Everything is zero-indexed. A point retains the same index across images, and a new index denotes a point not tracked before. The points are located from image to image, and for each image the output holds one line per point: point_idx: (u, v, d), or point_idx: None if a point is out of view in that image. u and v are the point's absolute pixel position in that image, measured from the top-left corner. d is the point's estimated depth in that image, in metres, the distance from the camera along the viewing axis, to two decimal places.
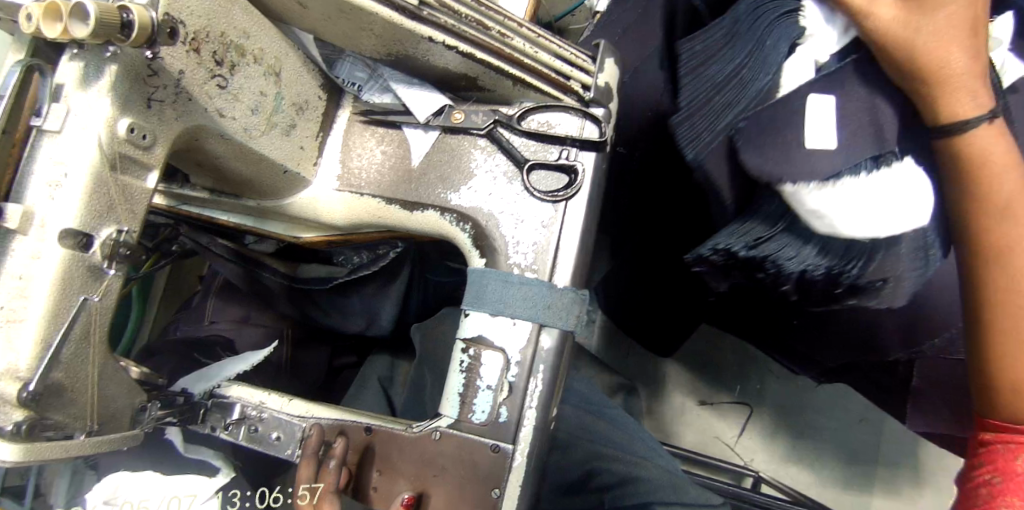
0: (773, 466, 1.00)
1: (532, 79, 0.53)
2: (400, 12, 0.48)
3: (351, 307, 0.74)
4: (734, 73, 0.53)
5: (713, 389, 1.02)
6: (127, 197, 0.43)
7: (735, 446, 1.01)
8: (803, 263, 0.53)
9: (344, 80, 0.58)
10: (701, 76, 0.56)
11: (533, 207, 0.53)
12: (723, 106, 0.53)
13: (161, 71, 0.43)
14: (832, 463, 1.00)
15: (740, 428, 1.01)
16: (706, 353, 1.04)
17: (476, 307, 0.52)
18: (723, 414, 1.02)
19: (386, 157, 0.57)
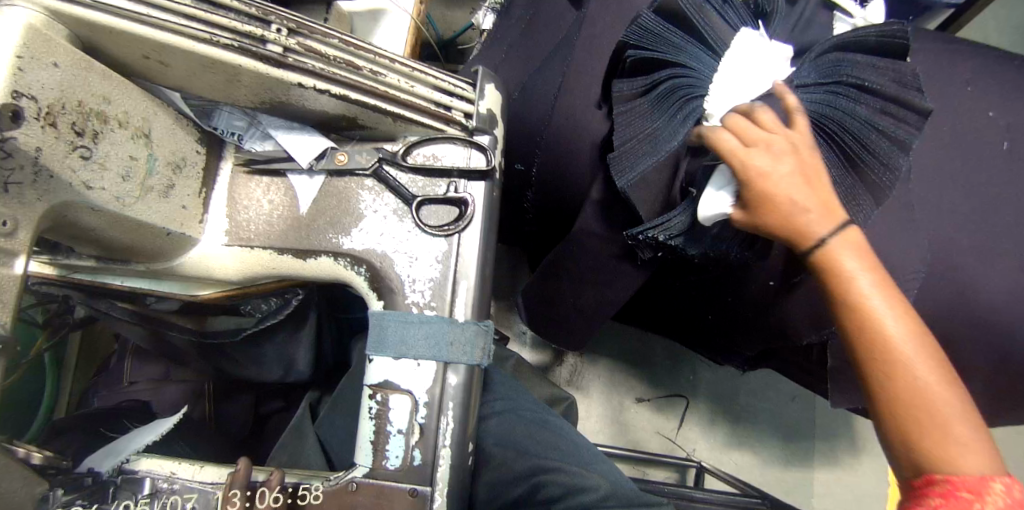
0: (715, 454, 1.03)
1: (409, 113, 0.52)
2: (264, 61, 0.47)
3: (269, 355, 0.72)
4: (650, 131, 0.58)
5: (650, 385, 1.05)
6: None
7: (676, 438, 1.03)
8: (704, 249, 0.58)
9: (223, 131, 0.56)
10: (630, 127, 0.58)
11: (425, 243, 0.52)
12: (640, 154, 0.58)
13: (16, 152, 0.40)
14: (773, 443, 1.05)
15: (680, 420, 1.04)
16: (640, 350, 1.06)
17: (379, 352, 0.51)
18: (660, 408, 1.04)
19: (272, 207, 0.55)
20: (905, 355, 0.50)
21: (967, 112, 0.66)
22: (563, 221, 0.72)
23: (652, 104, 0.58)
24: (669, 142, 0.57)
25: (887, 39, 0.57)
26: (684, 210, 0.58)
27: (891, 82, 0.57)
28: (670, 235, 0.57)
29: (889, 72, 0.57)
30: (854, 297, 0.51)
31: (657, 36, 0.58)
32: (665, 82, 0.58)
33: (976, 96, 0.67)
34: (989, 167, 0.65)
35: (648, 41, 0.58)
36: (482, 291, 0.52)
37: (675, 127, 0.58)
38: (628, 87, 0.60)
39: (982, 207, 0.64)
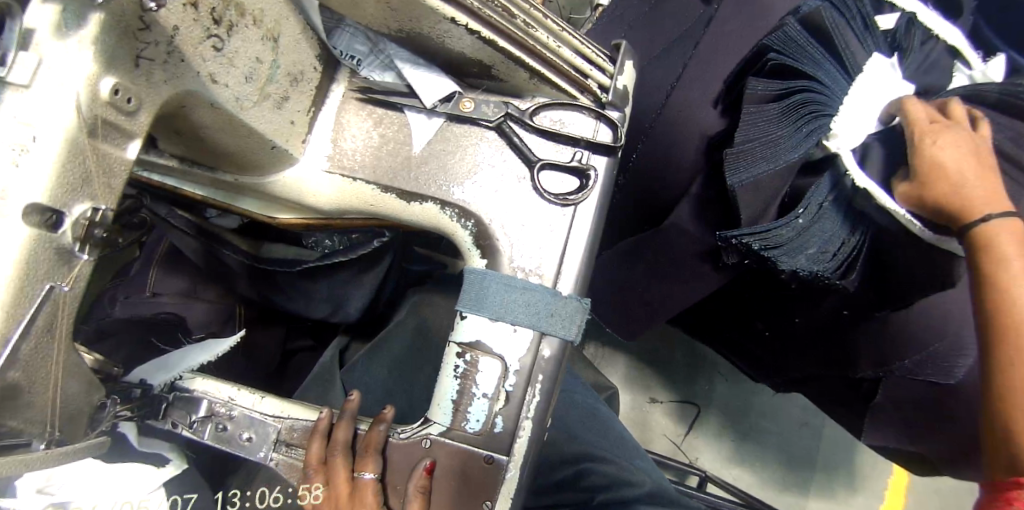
0: (718, 464, 1.01)
1: (549, 72, 0.49)
2: None
3: (320, 292, 0.68)
4: (773, 136, 0.56)
5: (664, 385, 1.02)
6: (105, 167, 0.39)
7: (681, 444, 1.01)
8: (797, 266, 0.55)
9: (342, 52, 0.53)
10: (754, 128, 0.56)
11: (540, 210, 0.50)
12: (758, 158, 0.56)
13: (155, 25, 0.38)
14: (773, 465, 1.02)
15: (688, 426, 1.02)
16: (662, 351, 1.04)
17: (474, 311, 0.49)
18: (671, 411, 1.02)
19: (383, 139, 0.53)
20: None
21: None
22: (647, 217, 0.69)
23: (782, 112, 0.56)
24: (790, 154, 0.56)
25: (1010, 96, 0.59)
26: (785, 224, 0.55)
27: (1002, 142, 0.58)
28: (766, 243, 0.54)
29: (1009, 130, 0.59)
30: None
31: (800, 46, 0.56)
32: (798, 92, 0.56)
33: None
34: None
35: (793, 45, 0.56)
36: (587, 267, 0.50)
37: (799, 141, 0.56)
38: (763, 88, 0.56)
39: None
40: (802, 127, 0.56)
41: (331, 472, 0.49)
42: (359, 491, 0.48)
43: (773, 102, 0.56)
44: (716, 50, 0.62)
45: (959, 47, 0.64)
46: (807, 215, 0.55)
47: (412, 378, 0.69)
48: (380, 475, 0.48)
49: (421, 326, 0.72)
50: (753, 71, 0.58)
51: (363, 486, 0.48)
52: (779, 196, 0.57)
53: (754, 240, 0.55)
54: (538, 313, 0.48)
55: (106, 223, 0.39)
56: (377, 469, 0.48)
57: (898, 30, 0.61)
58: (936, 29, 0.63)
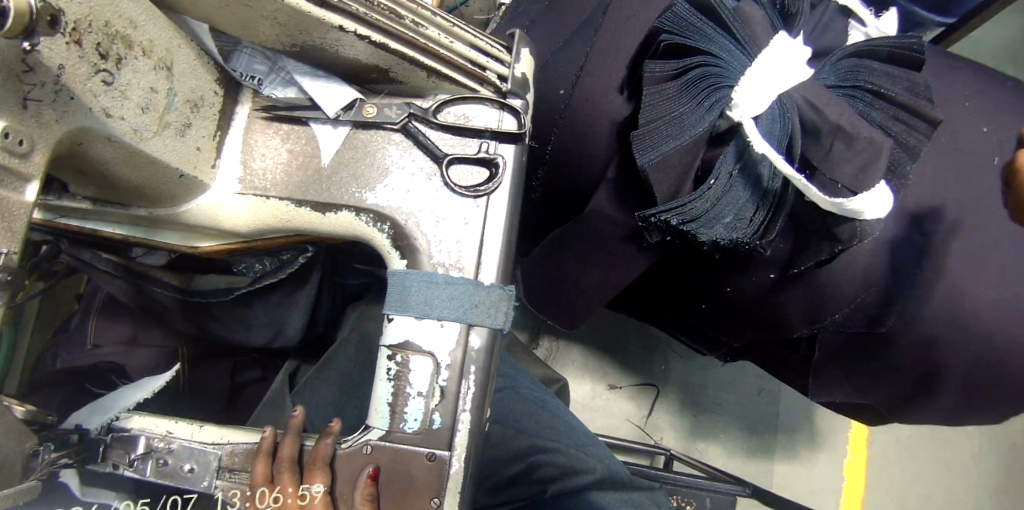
0: (682, 441, 1.02)
1: (446, 68, 0.51)
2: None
3: (258, 318, 0.68)
4: (677, 113, 0.57)
5: (621, 371, 1.03)
6: (4, 213, 0.37)
7: (645, 426, 1.02)
8: (715, 236, 0.57)
9: (243, 74, 0.54)
10: (659, 109, 0.57)
11: (454, 204, 0.51)
12: (665, 136, 0.57)
13: (38, 66, 0.37)
14: (737, 434, 1.04)
15: (650, 407, 1.02)
16: (615, 337, 1.04)
17: (401, 312, 0.49)
18: (631, 395, 1.03)
19: (292, 155, 0.53)
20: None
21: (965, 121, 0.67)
22: (572, 203, 0.71)
23: (682, 88, 0.57)
24: (695, 127, 0.57)
25: (901, 50, 0.59)
26: (699, 196, 0.56)
27: (904, 90, 0.59)
28: (683, 217, 0.56)
29: (902, 80, 0.59)
30: None
31: (690, 23, 0.57)
32: (696, 69, 0.57)
33: (972, 109, 0.68)
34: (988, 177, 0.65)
35: (683, 24, 0.57)
36: (507, 255, 0.51)
37: (702, 114, 0.57)
38: (661, 69, 0.58)
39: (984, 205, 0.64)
40: (703, 100, 0.57)
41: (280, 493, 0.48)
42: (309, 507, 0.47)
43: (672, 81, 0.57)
44: (615, 33, 0.63)
45: (849, 7, 0.66)
46: (717, 186, 0.57)
47: (358, 392, 0.68)
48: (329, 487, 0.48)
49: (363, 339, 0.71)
50: (649, 55, 0.59)
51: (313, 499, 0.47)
52: (690, 171, 0.59)
53: (671, 216, 0.56)
54: (462, 312, 0.49)
55: (11, 266, 0.38)
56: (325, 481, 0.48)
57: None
58: None
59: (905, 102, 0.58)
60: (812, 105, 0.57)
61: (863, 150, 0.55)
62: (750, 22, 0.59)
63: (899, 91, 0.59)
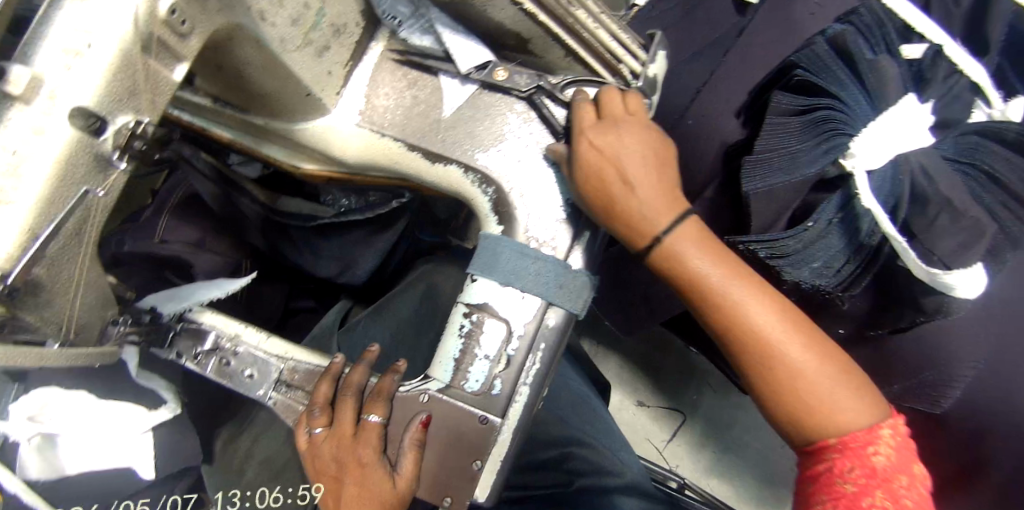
0: (697, 476, 0.99)
1: (583, 51, 0.52)
2: None
3: (331, 250, 0.69)
4: (793, 149, 0.57)
5: (654, 391, 1.01)
6: (153, 85, 0.41)
7: (663, 450, 0.99)
8: (799, 279, 0.58)
9: (384, 12, 0.54)
10: (775, 141, 0.57)
11: (561, 183, 0.52)
12: (774, 168, 0.57)
13: None
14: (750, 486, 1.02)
15: (671, 434, 1.00)
16: (653, 357, 1.03)
17: (486, 274, 0.50)
18: (657, 417, 1.01)
19: (415, 100, 0.54)
20: (769, 339, 0.51)
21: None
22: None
23: (804, 126, 0.57)
24: (808, 168, 0.56)
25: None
26: (792, 236, 0.57)
27: (1021, 178, 0.57)
28: (771, 253, 0.57)
29: (1022, 170, 0.58)
30: (696, 284, 0.52)
31: (826, 65, 0.57)
32: (823, 110, 0.57)
33: None
34: None
35: (821, 64, 0.57)
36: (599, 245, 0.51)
37: (822, 155, 0.56)
38: (787, 102, 0.58)
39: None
40: (824, 142, 0.57)
41: (339, 414, 0.49)
42: (364, 435, 0.48)
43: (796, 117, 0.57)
44: (744, 58, 0.63)
45: (981, 84, 0.64)
46: (814, 229, 0.57)
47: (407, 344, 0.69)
48: (386, 422, 0.48)
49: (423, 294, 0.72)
50: (778, 84, 0.59)
51: (368, 428, 0.48)
52: (789, 210, 0.59)
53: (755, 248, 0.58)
54: (546, 289, 0.49)
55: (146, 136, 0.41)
56: (385, 415, 0.48)
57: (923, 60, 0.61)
58: (959, 64, 0.63)
59: (1013, 188, 0.57)
60: (926, 172, 0.56)
61: (967, 226, 0.55)
62: (887, 79, 0.56)
63: (1015, 177, 0.58)
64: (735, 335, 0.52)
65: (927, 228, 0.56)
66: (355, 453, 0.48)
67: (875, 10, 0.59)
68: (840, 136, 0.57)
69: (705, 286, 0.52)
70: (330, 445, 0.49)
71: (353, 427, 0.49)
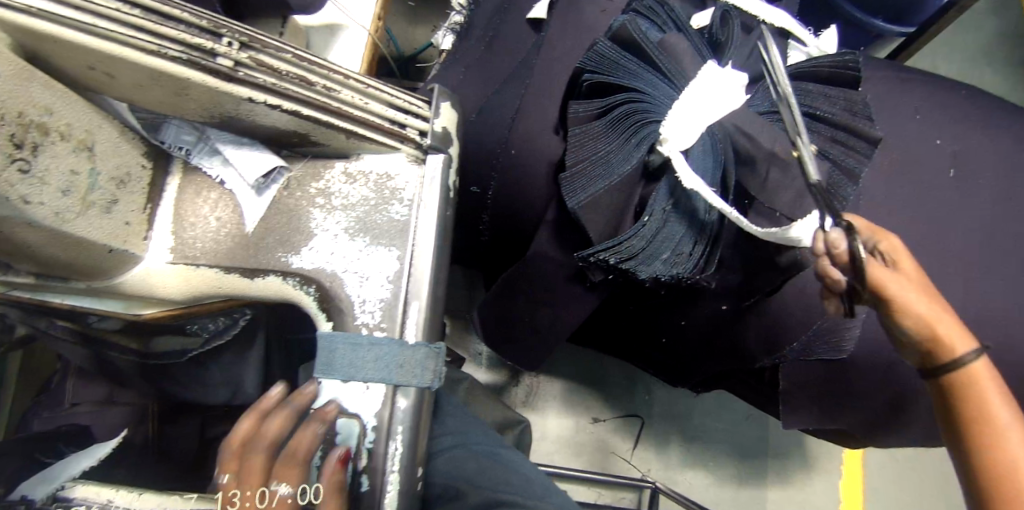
0: (670, 473, 1.00)
1: (360, 129, 0.51)
2: (213, 74, 0.46)
3: (214, 378, 0.68)
4: (603, 152, 0.57)
5: (604, 403, 1.00)
6: None
7: (631, 459, 0.99)
8: (655, 273, 0.55)
9: (171, 145, 0.55)
10: (585, 148, 0.57)
11: (377, 264, 0.51)
12: (592, 172, 0.57)
13: None
14: (727, 461, 1.02)
15: (635, 440, 1.00)
16: (597, 367, 1.02)
17: (326, 375, 0.49)
18: (617, 427, 1.00)
19: (220, 223, 0.54)
20: (1002, 437, 0.47)
21: (917, 139, 0.63)
22: (518, 241, 0.69)
23: (607, 126, 0.57)
24: (622, 166, 0.56)
25: (839, 69, 0.57)
26: (635, 234, 0.55)
27: (841, 111, 0.57)
28: (621, 257, 0.55)
29: (840, 100, 0.57)
30: (968, 388, 0.49)
31: (613, 61, 0.57)
32: (618, 107, 0.57)
33: (924, 123, 0.64)
34: (942, 193, 0.62)
35: (607, 62, 0.57)
36: (431, 313, 0.50)
37: (633, 148, 0.56)
38: (584, 109, 0.58)
39: (936, 223, 0.61)
40: (630, 135, 0.57)
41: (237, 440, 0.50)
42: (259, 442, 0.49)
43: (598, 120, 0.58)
44: (549, 69, 0.61)
45: (786, 28, 0.62)
46: (653, 222, 0.56)
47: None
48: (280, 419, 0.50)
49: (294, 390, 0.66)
50: (575, 94, 0.59)
51: None
52: (630, 207, 0.58)
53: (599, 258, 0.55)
54: (385, 372, 0.48)
55: None
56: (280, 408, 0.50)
57: (713, 26, 0.60)
58: (758, 16, 0.62)
59: (842, 122, 0.56)
60: (743, 132, 0.55)
61: (796, 175, 0.54)
62: (680, 55, 0.55)
63: (837, 112, 0.57)
64: (978, 428, 0.48)
65: (759, 187, 0.55)
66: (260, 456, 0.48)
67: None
68: (642, 125, 0.57)
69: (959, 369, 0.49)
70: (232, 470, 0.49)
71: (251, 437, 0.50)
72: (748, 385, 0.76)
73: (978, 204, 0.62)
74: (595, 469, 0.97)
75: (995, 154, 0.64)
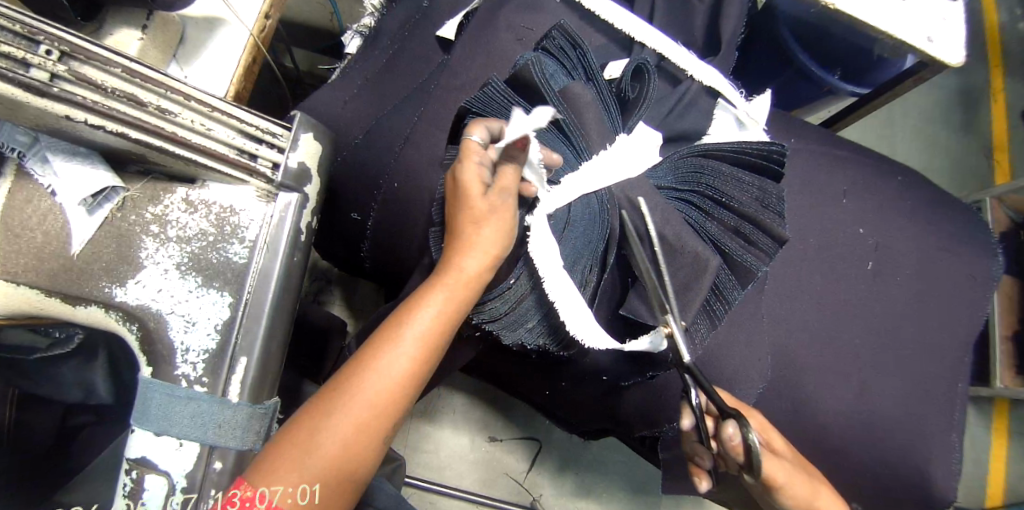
0: (561, 500, 1.01)
1: (199, 158, 0.45)
2: (25, 88, 0.41)
3: (66, 378, 0.64)
4: None
5: (503, 424, 1.01)
6: None
7: (523, 482, 1.00)
8: (517, 340, 0.52)
9: (2, 145, 0.48)
10: None
11: (206, 311, 0.46)
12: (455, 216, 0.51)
13: None
14: (620, 491, 1.03)
15: (530, 463, 1.01)
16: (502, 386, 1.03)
17: (140, 425, 0.45)
18: (512, 449, 1.01)
19: (46, 238, 0.48)
20: None
21: (833, 227, 0.62)
22: (397, 278, 0.64)
23: None
24: None
25: (764, 160, 0.51)
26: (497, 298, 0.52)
27: (753, 201, 0.51)
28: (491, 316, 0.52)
29: (753, 188, 0.51)
30: None
31: (503, 106, 0.50)
32: None
33: (848, 210, 0.62)
34: (850, 285, 0.61)
35: (494, 106, 0.50)
36: (262, 371, 0.46)
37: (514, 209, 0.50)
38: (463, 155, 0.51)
39: (833, 319, 0.61)
40: None
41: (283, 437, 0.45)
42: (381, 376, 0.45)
43: None
44: (447, 98, 0.56)
45: (716, 88, 0.57)
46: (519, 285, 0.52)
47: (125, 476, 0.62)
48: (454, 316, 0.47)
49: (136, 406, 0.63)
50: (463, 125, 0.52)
51: None
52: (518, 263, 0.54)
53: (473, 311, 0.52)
54: (198, 429, 0.45)
55: None
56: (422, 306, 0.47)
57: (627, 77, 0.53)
58: (687, 70, 0.57)
59: (747, 215, 0.50)
60: (634, 205, 0.50)
61: (682, 266, 0.49)
62: (581, 113, 0.49)
63: (748, 201, 0.51)
64: None
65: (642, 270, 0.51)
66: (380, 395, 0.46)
67: (568, 27, 0.51)
68: None
69: None
70: (298, 459, 0.43)
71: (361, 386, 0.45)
72: (630, 444, 0.75)
73: (872, 302, 0.61)
74: (484, 489, 0.99)
75: (903, 250, 0.62)
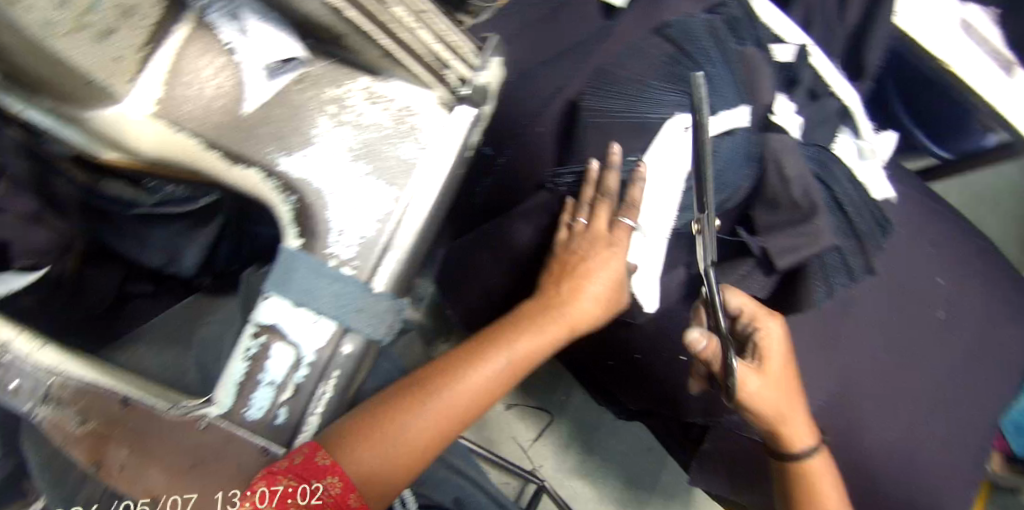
0: (560, 475, 1.04)
1: (402, 53, 0.46)
2: None
3: (158, 238, 0.67)
4: (641, 95, 0.56)
5: (525, 388, 1.05)
6: None
7: (528, 449, 1.04)
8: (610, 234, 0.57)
9: None
10: (627, 88, 0.56)
11: (369, 197, 0.47)
12: (618, 106, 0.56)
13: None
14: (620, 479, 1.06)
15: (538, 433, 1.05)
16: None
17: (278, 291, 0.46)
18: (524, 415, 1.05)
19: (217, 93, 0.48)
20: None
21: (909, 272, 0.67)
22: None
23: (660, 79, 0.56)
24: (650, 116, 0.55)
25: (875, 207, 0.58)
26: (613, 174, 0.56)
27: (864, 228, 0.57)
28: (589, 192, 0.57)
29: (867, 216, 0.58)
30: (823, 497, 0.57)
31: (699, 37, 0.57)
32: (675, 75, 0.56)
33: (930, 256, 0.68)
34: (917, 318, 0.66)
35: (690, 32, 0.57)
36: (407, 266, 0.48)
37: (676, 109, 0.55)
38: (649, 59, 0.56)
39: (898, 346, 0.65)
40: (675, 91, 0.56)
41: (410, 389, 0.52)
42: (484, 369, 0.52)
43: (650, 73, 0.56)
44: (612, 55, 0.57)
45: (852, 108, 0.62)
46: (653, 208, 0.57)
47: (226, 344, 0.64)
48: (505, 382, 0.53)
49: (245, 276, 0.64)
50: (642, 54, 0.56)
51: (133, 451, 0.47)
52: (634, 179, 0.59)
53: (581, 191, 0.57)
54: (340, 306, 0.45)
55: None
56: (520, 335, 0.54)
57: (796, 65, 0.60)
58: (834, 86, 0.62)
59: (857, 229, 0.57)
60: (782, 171, 0.54)
61: (805, 232, 0.53)
62: (752, 64, 0.57)
63: (859, 224, 0.57)
64: None
65: (766, 225, 0.55)
66: (473, 388, 0.52)
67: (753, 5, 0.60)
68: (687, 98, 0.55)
69: (811, 481, 0.57)
70: (382, 441, 0.49)
71: (460, 376, 0.52)
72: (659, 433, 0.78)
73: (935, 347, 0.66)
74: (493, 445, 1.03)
75: (966, 296, 0.68)
